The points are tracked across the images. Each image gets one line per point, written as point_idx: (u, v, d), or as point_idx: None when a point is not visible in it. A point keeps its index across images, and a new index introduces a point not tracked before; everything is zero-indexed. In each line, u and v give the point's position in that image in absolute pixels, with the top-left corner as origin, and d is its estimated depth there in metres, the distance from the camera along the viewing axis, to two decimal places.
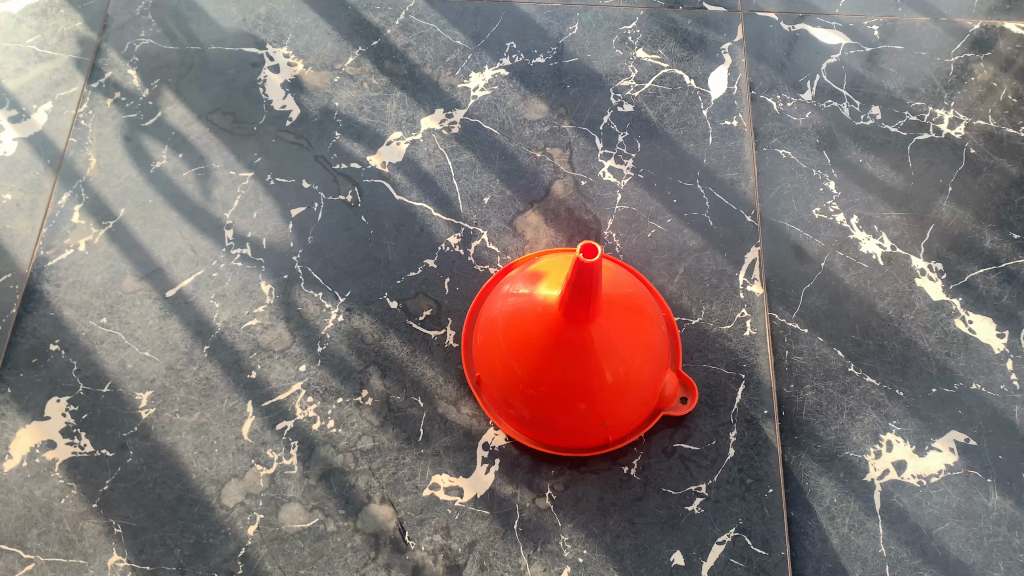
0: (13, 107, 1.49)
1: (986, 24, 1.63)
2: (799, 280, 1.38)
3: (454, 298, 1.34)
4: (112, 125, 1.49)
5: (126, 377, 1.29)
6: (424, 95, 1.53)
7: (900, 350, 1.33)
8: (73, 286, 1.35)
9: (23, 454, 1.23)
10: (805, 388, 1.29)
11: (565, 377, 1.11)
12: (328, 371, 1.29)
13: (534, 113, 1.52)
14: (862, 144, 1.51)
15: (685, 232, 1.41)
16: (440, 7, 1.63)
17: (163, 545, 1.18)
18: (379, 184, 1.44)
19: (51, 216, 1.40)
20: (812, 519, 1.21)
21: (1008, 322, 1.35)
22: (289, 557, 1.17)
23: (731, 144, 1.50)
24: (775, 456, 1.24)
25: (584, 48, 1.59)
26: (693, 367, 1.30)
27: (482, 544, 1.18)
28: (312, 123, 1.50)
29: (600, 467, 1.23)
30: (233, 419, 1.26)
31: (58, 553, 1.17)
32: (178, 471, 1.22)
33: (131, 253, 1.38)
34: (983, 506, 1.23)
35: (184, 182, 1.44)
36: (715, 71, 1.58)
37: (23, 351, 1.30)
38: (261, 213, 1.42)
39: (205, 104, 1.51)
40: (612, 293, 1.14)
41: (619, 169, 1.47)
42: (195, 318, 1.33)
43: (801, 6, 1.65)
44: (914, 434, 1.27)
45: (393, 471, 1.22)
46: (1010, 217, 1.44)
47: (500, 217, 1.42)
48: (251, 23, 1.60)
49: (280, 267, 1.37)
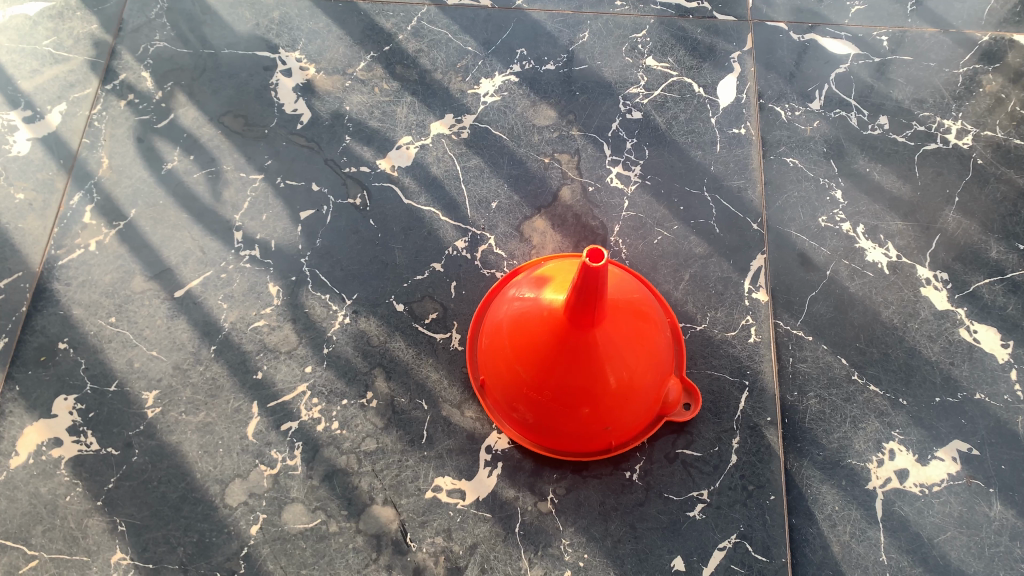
0: (27, 108, 1.51)
1: (995, 36, 1.64)
2: (804, 287, 1.38)
3: (459, 302, 1.35)
4: (125, 126, 1.50)
5: (133, 376, 1.30)
6: (434, 101, 1.55)
7: (904, 359, 1.33)
8: (83, 286, 1.36)
9: (30, 451, 1.24)
10: (808, 396, 1.29)
11: (569, 380, 1.11)
12: (334, 372, 1.30)
13: (543, 119, 1.53)
14: (869, 154, 1.51)
15: (692, 239, 1.42)
16: (452, 13, 1.64)
17: (166, 543, 1.19)
18: (388, 187, 1.45)
19: (63, 216, 1.42)
20: (813, 526, 1.21)
21: (1012, 333, 1.35)
22: (291, 557, 1.18)
23: (738, 152, 1.51)
24: (778, 463, 1.24)
25: (594, 56, 1.61)
26: (697, 373, 1.30)
27: (483, 547, 1.19)
28: (323, 127, 1.51)
29: (603, 472, 1.23)
30: (238, 419, 1.27)
31: (63, 549, 1.18)
32: (182, 470, 1.23)
33: (140, 253, 1.39)
34: (985, 516, 1.22)
35: (194, 184, 1.46)
36: (724, 80, 1.59)
37: (32, 349, 1.31)
38: (271, 215, 1.43)
39: (217, 107, 1.53)
40: (618, 299, 1.14)
41: (626, 176, 1.48)
42: (202, 319, 1.34)
43: (810, 16, 1.66)
44: (917, 443, 1.27)
45: (396, 473, 1.23)
46: (1016, 227, 1.44)
47: (507, 222, 1.43)
48: (264, 27, 1.62)
49: (287, 268, 1.38)
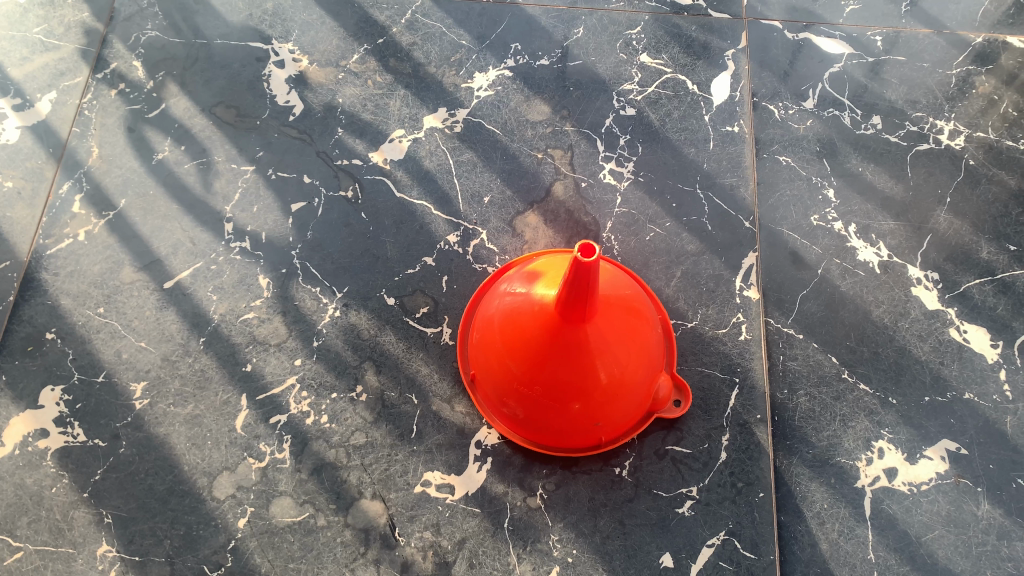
0: (17, 96, 1.50)
1: (989, 37, 1.64)
2: (796, 285, 1.38)
3: (451, 296, 1.35)
4: (116, 116, 1.49)
5: (121, 367, 1.29)
6: (428, 94, 1.54)
7: (894, 358, 1.33)
8: (71, 276, 1.35)
9: (16, 442, 1.23)
10: (799, 394, 1.30)
11: (560, 375, 1.11)
12: (324, 365, 1.29)
13: (537, 114, 1.53)
14: (862, 153, 1.52)
15: (684, 236, 1.42)
16: (447, 7, 1.64)
17: (153, 536, 1.18)
18: (380, 181, 1.45)
19: (52, 205, 1.41)
20: (801, 524, 1.21)
21: (1002, 333, 1.35)
22: (279, 550, 1.17)
23: (731, 150, 1.51)
24: (767, 461, 1.24)
25: (588, 51, 1.60)
26: (688, 370, 1.30)
27: (472, 542, 1.18)
28: (315, 119, 1.50)
29: (592, 468, 1.23)
30: (227, 411, 1.26)
31: (48, 541, 1.17)
32: (170, 462, 1.23)
33: (130, 243, 1.38)
34: (973, 515, 1.23)
35: (185, 175, 1.45)
36: (718, 77, 1.59)
37: (19, 339, 1.30)
38: (262, 207, 1.42)
39: (208, 98, 1.52)
40: (610, 295, 1.14)
41: (619, 172, 1.48)
42: (192, 310, 1.33)
43: (805, 15, 1.66)
44: (906, 442, 1.27)
45: (385, 467, 1.22)
46: (1007, 228, 1.45)
47: (499, 217, 1.42)
48: (257, 18, 1.60)
49: (277, 260, 1.38)
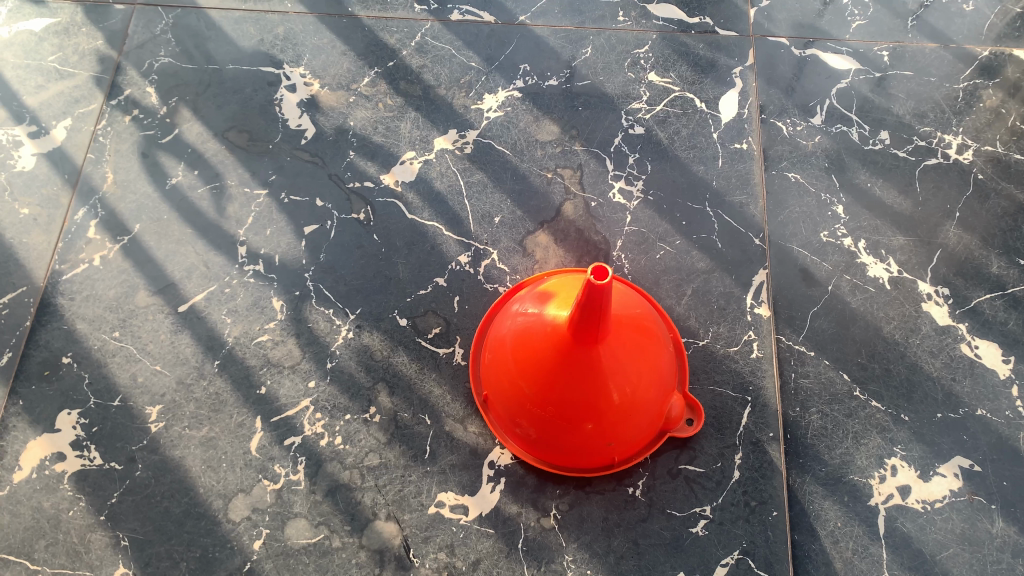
0: (32, 123, 1.52)
1: (995, 51, 1.65)
2: (806, 302, 1.39)
3: (463, 316, 1.36)
4: (130, 141, 1.51)
5: (137, 391, 1.30)
6: (438, 116, 1.56)
7: (906, 374, 1.33)
8: (87, 300, 1.37)
9: (34, 465, 1.24)
10: (811, 412, 1.30)
11: (572, 395, 1.12)
12: (337, 387, 1.30)
13: (546, 134, 1.54)
14: (870, 169, 1.52)
15: (694, 254, 1.42)
16: (456, 29, 1.65)
17: (169, 558, 1.19)
18: (392, 203, 1.46)
19: (67, 230, 1.42)
20: (815, 543, 1.21)
21: (1014, 348, 1.35)
22: (294, 572, 1.18)
23: (740, 167, 1.51)
24: (780, 479, 1.25)
25: (596, 71, 1.62)
26: (700, 389, 1.30)
27: (486, 563, 1.19)
28: (326, 142, 1.52)
29: (606, 488, 1.23)
30: (242, 434, 1.27)
31: (66, 564, 1.18)
32: (186, 485, 1.23)
33: (145, 267, 1.40)
34: (987, 533, 1.22)
35: (199, 199, 1.46)
36: (725, 95, 1.59)
37: (35, 364, 1.31)
38: (274, 230, 1.43)
39: (221, 122, 1.53)
40: (621, 314, 1.15)
41: (628, 191, 1.48)
42: (206, 333, 1.35)
43: (811, 31, 1.67)
44: (919, 459, 1.27)
45: (399, 488, 1.23)
46: (1016, 242, 1.45)
47: (510, 237, 1.43)
48: (268, 42, 1.62)
49: (290, 282, 1.39)
